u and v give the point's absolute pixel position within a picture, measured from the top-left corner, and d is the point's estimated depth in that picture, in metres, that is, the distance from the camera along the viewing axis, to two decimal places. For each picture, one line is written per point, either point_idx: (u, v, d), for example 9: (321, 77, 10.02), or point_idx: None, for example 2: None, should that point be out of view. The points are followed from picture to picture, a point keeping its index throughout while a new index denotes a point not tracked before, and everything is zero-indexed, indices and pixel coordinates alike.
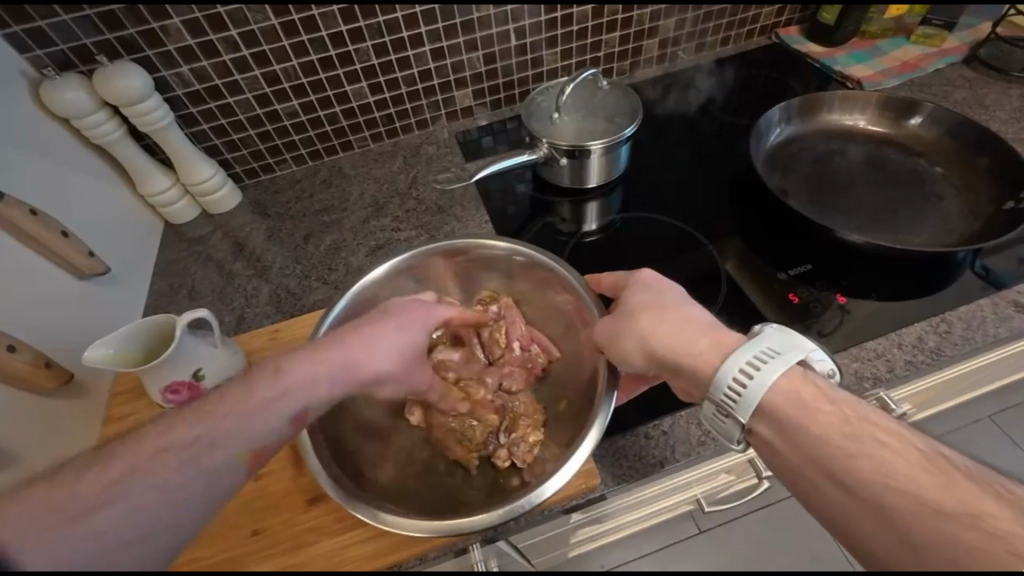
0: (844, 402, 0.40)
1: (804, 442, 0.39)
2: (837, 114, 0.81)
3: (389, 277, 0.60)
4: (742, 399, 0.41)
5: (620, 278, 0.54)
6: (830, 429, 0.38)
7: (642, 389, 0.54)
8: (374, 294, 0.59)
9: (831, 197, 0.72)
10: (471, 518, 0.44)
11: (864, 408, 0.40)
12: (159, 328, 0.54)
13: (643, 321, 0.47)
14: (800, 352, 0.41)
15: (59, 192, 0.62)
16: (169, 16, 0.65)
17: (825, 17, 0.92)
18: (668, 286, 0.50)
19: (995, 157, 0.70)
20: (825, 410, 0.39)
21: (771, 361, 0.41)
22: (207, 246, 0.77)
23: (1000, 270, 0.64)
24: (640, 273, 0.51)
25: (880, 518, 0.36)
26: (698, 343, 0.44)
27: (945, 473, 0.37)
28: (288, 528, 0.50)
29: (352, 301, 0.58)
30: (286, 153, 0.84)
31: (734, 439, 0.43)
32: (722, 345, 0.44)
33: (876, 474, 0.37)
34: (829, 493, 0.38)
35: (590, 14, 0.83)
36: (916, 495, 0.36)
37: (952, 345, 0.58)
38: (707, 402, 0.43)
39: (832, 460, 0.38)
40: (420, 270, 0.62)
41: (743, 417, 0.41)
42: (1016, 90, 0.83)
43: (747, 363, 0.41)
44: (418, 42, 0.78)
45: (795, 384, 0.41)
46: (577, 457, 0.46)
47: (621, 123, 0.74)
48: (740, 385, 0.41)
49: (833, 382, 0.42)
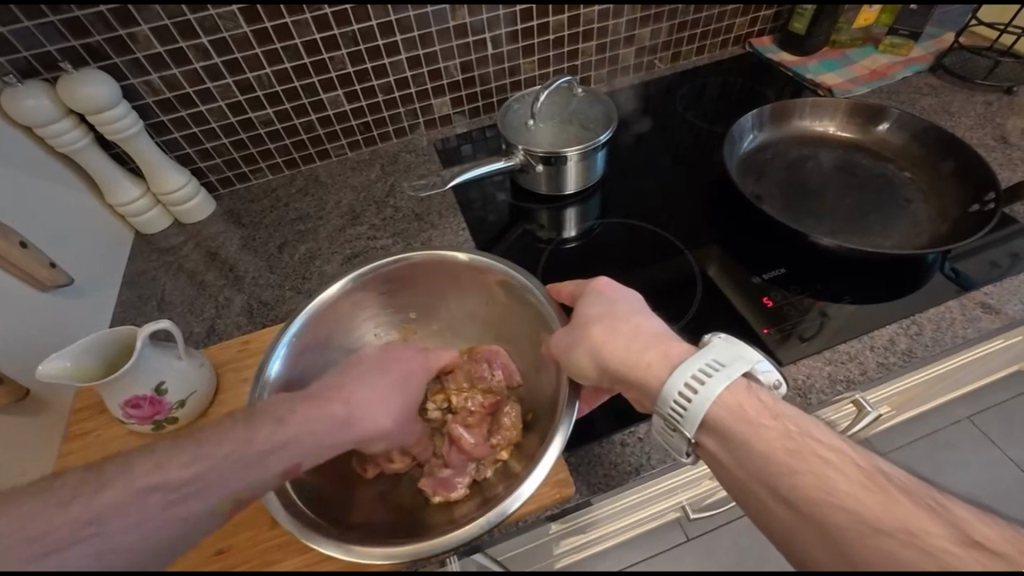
0: (788, 418, 0.40)
1: (755, 441, 0.39)
2: (808, 120, 0.83)
3: (348, 292, 0.59)
4: (688, 413, 0.40)
5: (579, 287, 0.53)
6: (772, 444, 0.38)
7: (603, 399, 0.53)
8: (330, 313, 0.58)
9: (804, 202, 0.73)
10: (432, 541, 0.43)
11: (808, 423, 0.40)
12: (123, 339, 0.53)
13: (595, 335, 0.46)
14: (746, 364, 0.41)
15: (21, 202, 0.61)
16: (137, 23, 0.64)
17: (796, 27, 0.94)
18: (623, 297, 0.49)
19: (960, 162, 0.72)
20: (768, 423, 0.39)
21: (716, 373, 0.41)
22: (176, 257, 0.75)
23: (969, 272, 0.65)
24: (595, 282, 0.51)
25: (828, 540, 0.35)
26: (646, 355, 0.44)
27: (883, 491, 0.36)
28: (252, 546, 0.48)
29: (308, 322, 0.57)
30: (261, 162, 0.83)
31: (683, 453, 0.42)
32: (669, 357, 0.43)
33: (825, 494, 0.36)
34: (775, 511, 0.38)
35: (566, 23, 0.84)
36: (864, 516, 0.35)
37: (923, 346, 0.59)
38: (656, 415, 0.42)
39: (777, 478, 0.38)
40: (379, 284, 0.61)
41: (690, 431, 0.41)
42: (979, 97, 0.85)
43: (693, 376, 0.41)
44: (394, 51, 0.78)
45: (748, 389, 0.41)
46: (540, 469, 0.45)
47: (596, 130, 0.75)
48: (687, 398, 0.40)
49: (777, 395, 0.42)
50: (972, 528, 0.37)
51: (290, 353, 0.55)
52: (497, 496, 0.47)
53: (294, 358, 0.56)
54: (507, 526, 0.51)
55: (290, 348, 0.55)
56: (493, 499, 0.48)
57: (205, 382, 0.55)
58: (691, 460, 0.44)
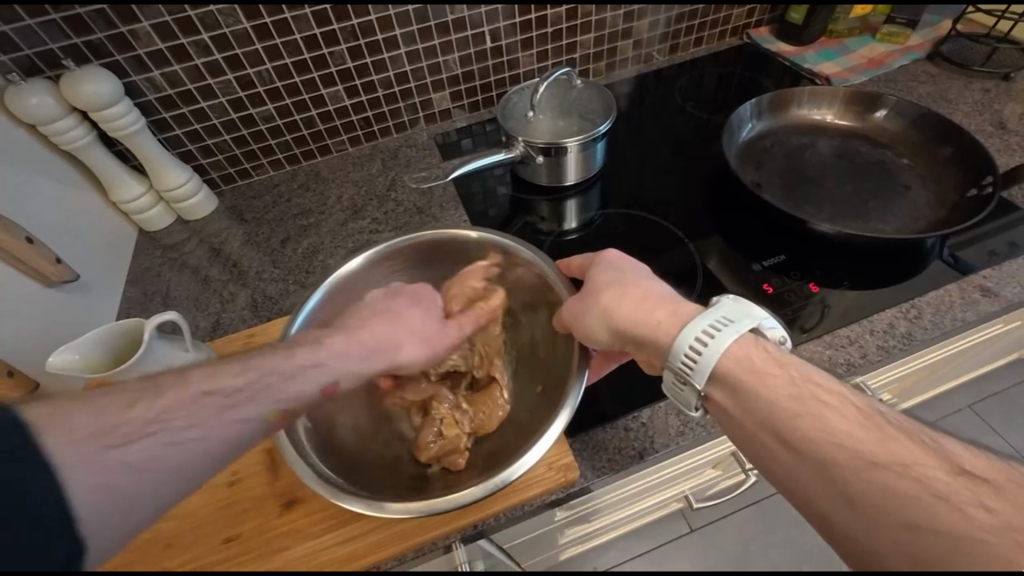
0: (795, 365, 0.41)
1: (754, 406, 0.40)
2: (806, 109, 0.83)
3: (357, 273, 0.60)
4: (698, 366, 0.41)
5: (588, 258, 0.54)
6: (779, 392, 0.39)
7: (612, 366, 0.55)
8: (346, 291, 0.60)
9: (802, 188, 0.74)
10: (447, 497, 0.44)
11: (814, 372, 0.41)
12: (130, 331, 0.53)
13: (606, 300, 0.47)
14: (753, 320, 0.42)
15: (27, 200, 0.61)
16: (139, 19, 0.65)
17: (793, 17, 0.94)
18: (632, 265, 0.50)
19: (958, 148, 0.72)
20: (775, 379, 0.40)
21: (725, 328, 0.41)
22: (181, 253, 0.76)
23: (967, 258, 0.65)
24: (605, 253, 0.52)
25: (833, 484, 0.36)
26: (657, 313, 0.45)
27: (876, 439, 0.38)
28: (259, 534, 0.49)
29: (323, 298, 0.57)
30: (263, 158, 0.83)
31: (692, 407, 0.43)
32: (679, 315, 0.44)
33: (817, 433, 0.38)
34: (784, 465, 0.38)
35: (565, 16, 0.84)
36: (846, 450, 0.37)
37: (922, 329, 0.59)
38: (666, 370, 0.43)
39: (781, 420, 0.39)
40: (391, 264, 0.61)
41: (700, 384, 0.41)
42: (977, 84, 0.85)
43: (703, 331, 0.42)
44: (393, 45, 0.78)
45: (749, 351, 0.41)
46: (546, 438, 0.46)
47: (595, 121, 0.76)
48: (696, 352, 0.41)
49: (785, 349, 0.43)
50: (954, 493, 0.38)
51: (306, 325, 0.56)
52: (500, 464, 0.48)
53: None
54: (512, 510, 0.50)
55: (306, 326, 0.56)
56: (501, 464, 0.49)
57: None
58: (700, 417, 0.45)
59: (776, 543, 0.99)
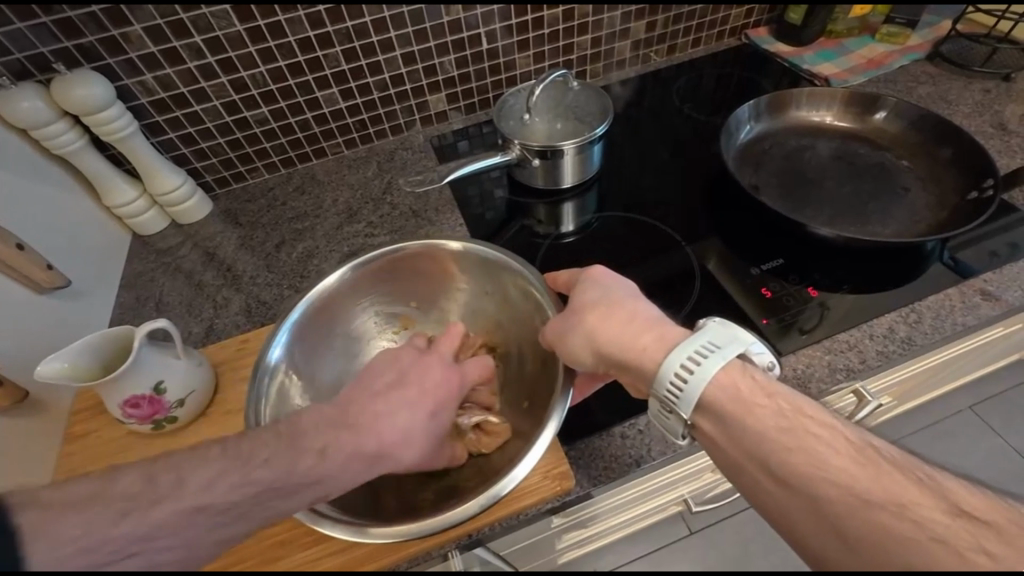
0: (781, 395, 0.40)
1: (740, 435, 0.39)
2: (805, 110, 0.82)
3: (340, 286, 0.59)
4: (683, 395, 0.41)
5: (574, 274, 0.53)
6: (766, 423, 0.39)
7: (597, 387, 0.54)
8: (329, 304, 0.59)
9: (801, 190, 0.73)
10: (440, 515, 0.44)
11: (802, 401, 0.40)
12: (121, 339, 0.53)
13: (590, 322, 0.46)
14: (740, 346, 0.41)
15: (18, 205, 0.61)
16: (131, 22, 0.64)
17: (792, 17, 0.93)
18: (618, 284, 0.49)
19: (958, 149, 0.71)
20: (762, 406, 0.39)
21: (712, 354, 0.41)
22: (175, 258, 0.75)
23: (968, 260, 0.64)
24: (590, 270, 0.51)
25: (821, 515, 0.36)
26: (642, 338, 0.44)
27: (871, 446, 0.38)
28: (252, 543, 0.48)
29: (307, 310, 0.57)
30: (257, 161, 0.83)
31: (679, 435, 0.43)
32: (665, 340, 0.44)
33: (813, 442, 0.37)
34: (771, 492, 0.38)
35: (561, 17, 0.84)
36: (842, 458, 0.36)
37: (922, 334, 0.59)
38: (652, 398, 0.43)
39: (770, 451, 0.38)
40: (374, 277, 0.61)
41: (685, 413, 0.41)
42: (977, 84, 0.85)
43: (688, 358, 0.41)
44: (388, 47, 0.78)
45: (736, 380, 0.41)
46: (533, 454, 0.45)
47: (592, 124, 0.75)
48: (681, 381, 0.41)
49: (773, 376, 0.42)
50: (953, 501, 0.37)
51: (291, 339, 0.56)
52: (492, 477, 0.47)
53: (295, 350, 0.56)
54: (507, 519, 0.50)
55: (291, 338, 0.56)
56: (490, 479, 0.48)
57: (202, 380, 0.55)
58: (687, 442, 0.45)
59: (775, 546, 0.99)
